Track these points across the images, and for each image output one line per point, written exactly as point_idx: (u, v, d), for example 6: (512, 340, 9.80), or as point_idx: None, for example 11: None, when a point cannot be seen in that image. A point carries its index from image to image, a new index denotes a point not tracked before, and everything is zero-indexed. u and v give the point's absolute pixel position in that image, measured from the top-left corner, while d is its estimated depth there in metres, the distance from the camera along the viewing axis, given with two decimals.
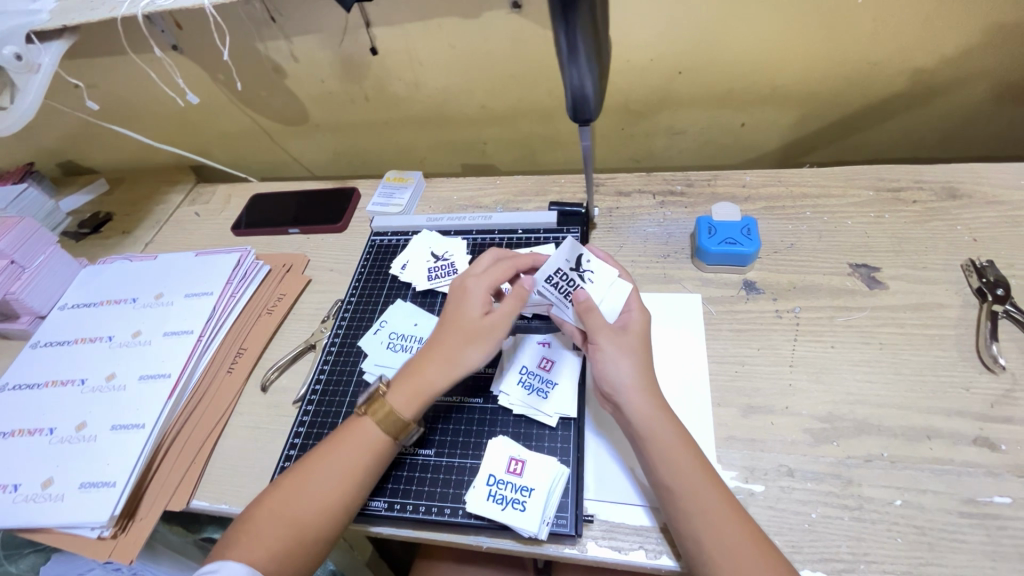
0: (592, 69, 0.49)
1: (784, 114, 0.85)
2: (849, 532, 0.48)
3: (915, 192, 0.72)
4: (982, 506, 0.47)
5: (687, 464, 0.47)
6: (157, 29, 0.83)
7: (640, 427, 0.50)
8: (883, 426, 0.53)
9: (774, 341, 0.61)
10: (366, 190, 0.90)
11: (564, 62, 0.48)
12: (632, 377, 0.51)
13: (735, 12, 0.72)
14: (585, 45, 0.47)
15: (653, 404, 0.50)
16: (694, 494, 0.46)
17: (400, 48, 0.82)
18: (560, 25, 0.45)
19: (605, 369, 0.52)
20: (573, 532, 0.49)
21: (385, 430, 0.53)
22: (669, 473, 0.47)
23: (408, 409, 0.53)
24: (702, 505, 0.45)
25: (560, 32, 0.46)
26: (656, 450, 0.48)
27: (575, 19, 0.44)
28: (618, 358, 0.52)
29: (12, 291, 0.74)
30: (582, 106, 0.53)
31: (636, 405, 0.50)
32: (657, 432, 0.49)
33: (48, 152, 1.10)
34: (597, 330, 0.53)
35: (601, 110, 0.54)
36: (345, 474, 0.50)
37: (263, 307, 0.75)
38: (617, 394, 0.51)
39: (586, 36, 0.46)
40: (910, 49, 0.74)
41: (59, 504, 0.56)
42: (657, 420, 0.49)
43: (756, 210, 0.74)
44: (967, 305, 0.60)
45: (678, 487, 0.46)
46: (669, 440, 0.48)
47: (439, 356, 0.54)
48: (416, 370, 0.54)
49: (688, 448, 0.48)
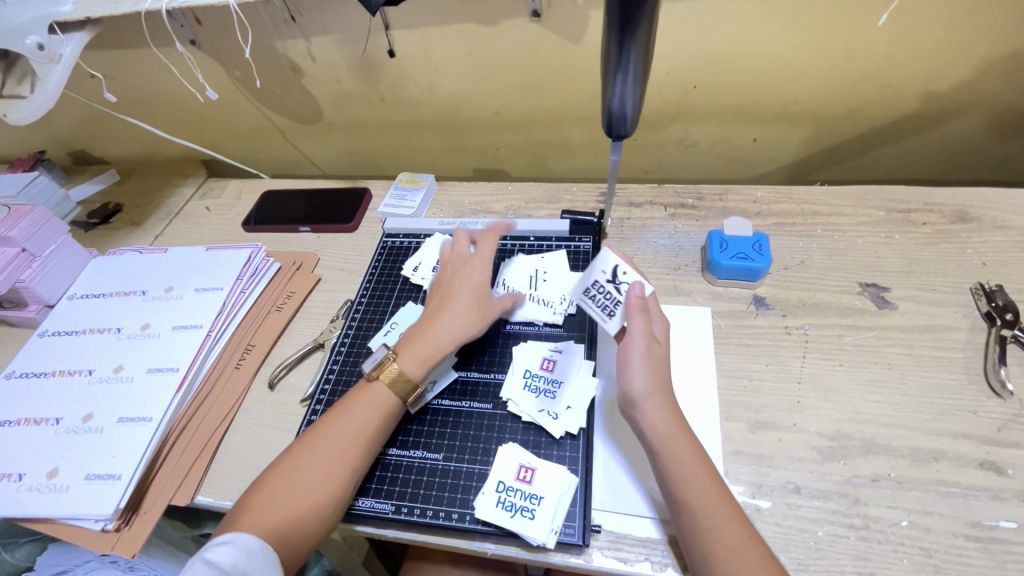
0: (635, 87, 0.50)
1: (796, 131, 0.86)
2: (856, 552, 0.48)
3: (925, 214, 0.72)
4: (988, 530, 0.48)
5: (702, 476, 0.48)
6: (177, 23, 0.83)
7: (656, 439, 0.50)
8: (891, 446, 0.53)
9: (782, 357, 0.61)
10: (378, 192, 0.90)
11: (611, 76, 0.49)
12: (650, 392, 0.51)
13: (754, 28, 0.73)
14: (635, 62, 0.47)
15: (670, 418, 0.50)
16: (706, 516, 0.46)
17: (418, 52, 0.82)
18: (615, 39, 0.45)
19: (630, 374, 0.52)
20: (580, 542, 0.49)
21: (394, 392, 0.55)
22: (682, 487, 0.47)
23: (420, 367, 0.56)
24: (714, 517, 0.46)
25: (613, 46, 0.46)
26: (671, 464, 0.48)
27: (631, 38, 0.45)
28: (646, 368, 0.52)
29: (22, 279, 0.74)
30: (618, 122, 0.53)
31: (654, 414, 0.50)
32: (677, 443, 0.49)
33: (60, 142, 1.10)
34: (633, 332, 0.53)
35: (636, 128, 0.54)
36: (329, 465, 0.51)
37: (272, 304, 0.75)
38: (634, 404, 0.51)
39: (637, 54, 0.47)
40: (923, 72, 0.75)
41: (64, 494, 0.56)
42: (672, 436, 0.49)
43: (767, 226, 0.75)
44: (975, 328, 0.61)
45: (691, 504, 0.46)
46: (685, 456, 0.49)
47: (435, 326, 0.58)
48: (427, 328, 0.58)
49: (703, 463, 0.49)
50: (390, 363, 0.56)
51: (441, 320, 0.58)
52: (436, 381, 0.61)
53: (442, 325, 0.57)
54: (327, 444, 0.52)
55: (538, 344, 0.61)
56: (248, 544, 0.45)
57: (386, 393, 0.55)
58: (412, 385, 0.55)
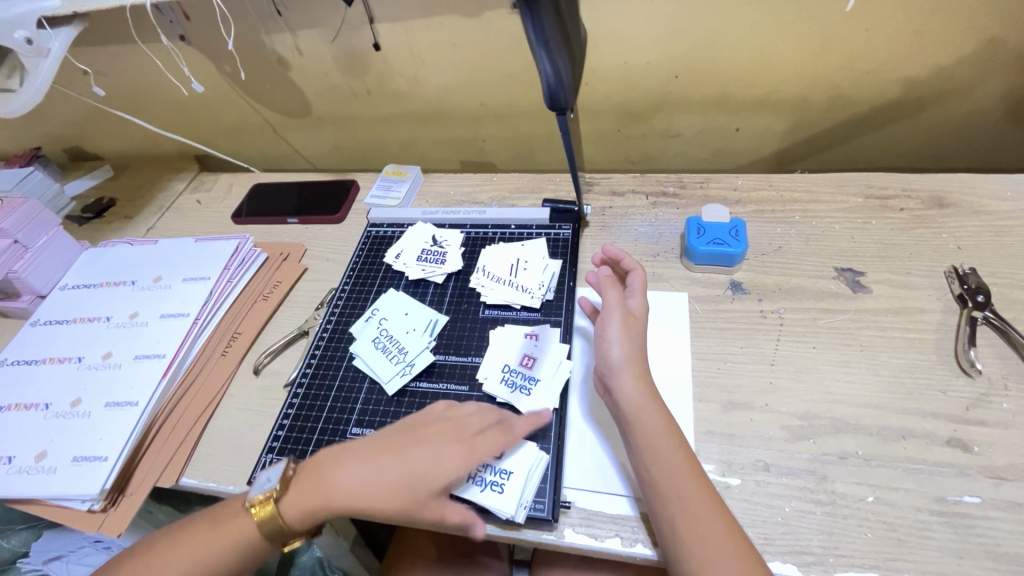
0: (562, 57, 0.53)
1: (777, 120, 0.86)
2: (821, 526, 0.48)
3: (902, 200, 0.73)
4: (953, 505, 0.48)
5: (671, 443, 0.49)
6: (165, 18, 0.85)
7: (628, 408, 0.51)
8: (859, 425, 0.54)
9: (757, 340, 0.62)
10: (365, 184, 0.91)
11: (535, 52, 0.51)
12: (627, 361, 0.53)
13: (731, 18, 0.74)
14: (552, 34, 0.50)
15: (641, 387, 0.52)
16: (675, 484, 0.47)
17: (402, 45, 0.83)
18: (528, 18, 0.49)
19: (608, 341, 0.55)
20: (549, 517, 0.50)
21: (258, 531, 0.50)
22: (652, 454, 0.49)
23: (298, 517, 0.50)
24: (682, 489, 0.47)
25: (528, 23, 0.49)
26: (641, 435, 0.50)
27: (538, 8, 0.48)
28: (625, 336, 0.55)
29: (15, 269, 0.75)
30: (557, 95, 0.55)
31: (624, 382, 0.52)
32: (645, 412, 0.51)
33: (56, 138, 1.12)
34: (610, 302, 0.57)
35: (576, 97, 0.57)
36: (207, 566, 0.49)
37: (258, 293, 0.76)
38: (610, 373, 0.54)
39: (549, 24, 0.50)
40: (900, 60, 0.75)
41: (52, 476, 0.58)
42: (643, 407, 0.51)
43: (746, 213, 0.75)
44: (948, 311, 0.61)
45: (660, 474, 0.48)
46: (655, 424, 0.50)
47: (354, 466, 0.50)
48: (331, 469, 0.50)
49: (672, 433, 0.50)
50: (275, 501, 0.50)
51: (353, 469, 0.50)
52: (414, 364, 0.62)
53: (344, 478, 0.49)
54: (208, 543, 0.50)
55: (516, 338, 0.62)
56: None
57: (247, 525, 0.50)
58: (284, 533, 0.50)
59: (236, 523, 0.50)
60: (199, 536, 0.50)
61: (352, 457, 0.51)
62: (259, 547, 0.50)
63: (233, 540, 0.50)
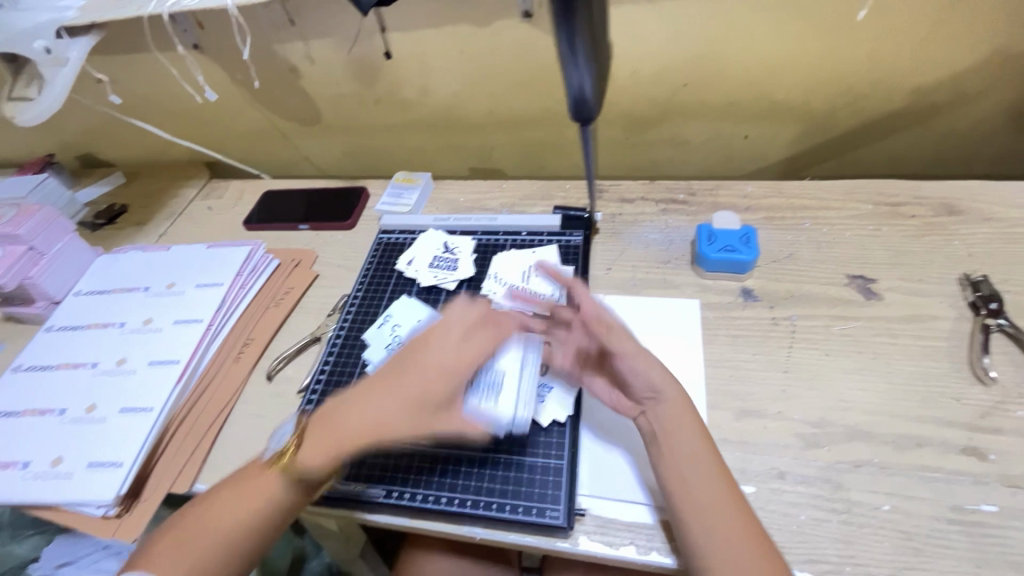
0: (591, 69, 0.51)
1: (786, 128, 0.87)
2: (837, 535, 0.48)
3: (913, 207, 0.73)
4: (969, 514, 0.48)
5: (705, 453, 0.49)
6: (180, 27, 0.86)
7: (667, 422, 0.51)
8: (873, 432, 0.54)
9: (769, 348, 0.62)
10: (375, 190, 0.92)
11: (565, 64, 0.50)
12: (662, 379, 0.52)
13: (741, 26, 0.74)
14: (584, 46, 0.49)
15: (681, 405, 0.51)
16: (710, 493, 0.47)
17: (413, 53, 0.84)
18: (561, 28, 0.47)
19: (640, 378, 0.52)
20: (564, 525, 0.50)
21: (283, 484, 0.51)
22: (691, 467, 0.48)
23: (315, 464, 0.49)
24: (716, 501, 0.47)
25: (561, 33, 0.48)
26: (683, 448, 0.49)
27: (573, 22, 0.47)
28: (650, 364, 0.52)
29: (30, 276, 0.76)
30: (583, 106, 0.54)
31: (668, 407, 0.51)
32: (688, 435, 0.50)
33: (69, 145, 1.13)
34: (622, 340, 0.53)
35: (601, 108, 0.56)
36: (239, 523, 0.50)
37: (270, 299, 0.77)
38: (646, 393, 0.52)
39: (583, 39, 0.48)
40: (909, 68, 0.76)
41: (67, 481, 0.58)
42: (681, 418, 0.51)
43: (756, 220, 0.76)
44: (961, 318, 0.61)
45: (695, 483, 0.48)
46: (692, 436, 0.50)
47: (364, 401, 0.51)
48: (335, 413, 0.51)
49: (708, 445, 0.50)
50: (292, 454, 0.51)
51: (365, 406, 0.51)
52: None
53: (351, 420, 0.50)
54: (237, 503, 0.51)
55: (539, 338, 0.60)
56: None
57: (274, 483, 0.52)
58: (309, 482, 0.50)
59: (260, 480, 0.52)
60: (229, 492, 0.52)
61: (355, 403, 0.51)
62: (288, 500, 0.52)
63: (261, 495, 0.51)
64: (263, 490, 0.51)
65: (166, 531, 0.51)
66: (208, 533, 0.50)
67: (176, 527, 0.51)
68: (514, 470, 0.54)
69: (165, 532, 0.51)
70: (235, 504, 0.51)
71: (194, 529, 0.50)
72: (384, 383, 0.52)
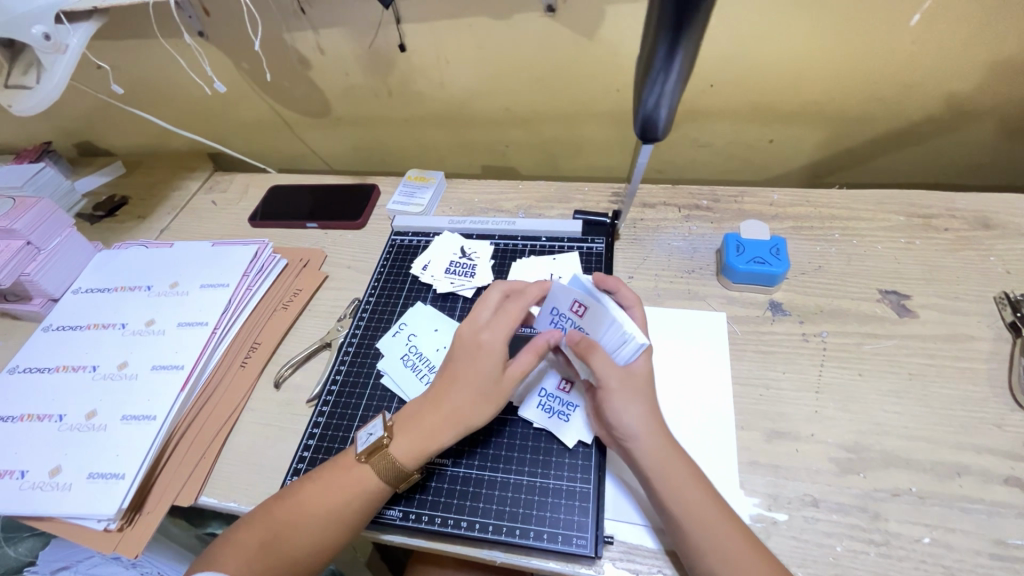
0: (675, 90, 0.47)
1: (814, 133, 0.84)
2: (875, 568, 0.46)
3: (946, 219, 0.70)
4: (1013, 549, 0.46)
5: (695, 494, 0.46)
6: (185, 14, 0.82)
7: (648, 465, 0.48)
8: (911, 459, 0.52)
9: (800, 365, 0.60)
10: (387, 188, 0.89)
11: (653, 77, 0.46)
12: (642, 422, 0.49)
13: (774, 27, 0.71)
14: (681, 65, 0.45)
15: (663, 445, 0.49)
16: (703, 534, 0.44)
17: (429, 46, 0.81)
18: (666, 38, 0.43)
19: (616, 417, 0.50)
20: (591, 553, 0.48)
21: (381, 479, 0.50)
22: (680, 512, 0.46)
23: (411, 462, 0.50)
24: (711, 542, 0.44)
25: (661, 43, 0.43)
26: (665, 488, 0.47)
27: (683, 37, 0.42)
28: (626, 403, 0.50)
29: (27, 271, 0.73)
30: (651, 125, 0.51)
31: (644, 450, 0.49)
32: (669, 477, 0.47)
33: (66, 132, 1.09)
34: (603, 373, 0.51)
35: (668, 132, 0.52)
36: (337, 520, 0.49)
37: (278, 301, 0.74)
38: (626, 437, 0.49)
39: (684, 58, 0.44)
40: (947, 74, 0.73)
41: (66, 493, 0.55)
42: (665, 459, 0.48)
43: (784, 229, 0.73)
44: (999, 339, 0.59)
45: (687, 524, 0.45)
46: (679, 476, 0.47)
47: (449, 402, 0.51)
48: (423, 416, 0.51)
49: (698, 483, 0.47)
50: (384, 447, 0.50)
51: (441, 408, 0.51)
52: None
53: (443, 420, 0.51)
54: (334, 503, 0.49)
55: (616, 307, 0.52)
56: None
57: (371, 479, 0.50)
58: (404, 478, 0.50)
59: (353, 472, 0.51)
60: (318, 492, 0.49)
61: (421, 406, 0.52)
62: (389, 492, 0.51)
63: (356, 486, 0.50)
64: (359, 482, 0.50)
65: (245, 534, 0.48)
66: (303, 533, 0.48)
67: (261, 529, 0.48)
68: (538, 493, 0.52)
69: (246, 533, 0.48)
70: (329, 504, 0.49)
71: (284, 530, 0.48)
72: (454, 379, 0.52)
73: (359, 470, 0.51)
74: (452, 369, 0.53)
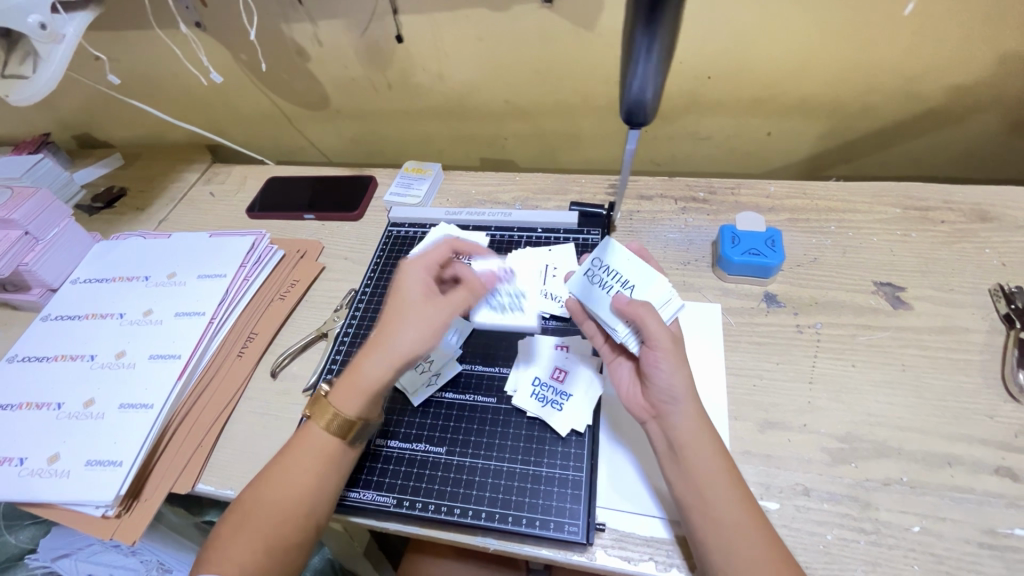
0: (659, 74, 0.47)
1: (811, 125, 0.84)
2: (865, 557, 0.47)
3: (943, 212, 0.70)
4: (1002, 538, 0.46)
5: (721, 472, 0.46)
6: (182, 4, 0.82)
7: (684, 436, 0.47)
8: (903, 449, 0.52)
9: (794, 356, 0.60)
10: (384, 180, 0.89)
11: (634, 58, 0.45)
12: (683, 391, 0.48)
13: (772, 18, 0.71)
14: (661, 45, 0.44)
15: (697, 416, 0.48)
16: (729, 512, 0.44)
17: (426, 37, 0.80)
18: (643, 16, 0.42)
19: (660, 379, 0.49)
20: (583, 540, 0.48)
21: (330, 432, 0.51)
22: (708, 485, 0.46)
23: (349, 406, 0.51)
24: (735, 519, 0.44)
25: (640, 25, 0.43)
26: (697, 460, 0.47)
27: (660, 14, 0.42)
28: (674, 367, 0.48)
29: (25, 262, 0.73)
30: (636, 111, 0.49)
31: (681, 416, 0.48)
32: (701, 451, 0.47)
33: (65, 124, 1.10)
34: (656, 332, 0.48)
35: (654, 118, 0.51)
36: (299, 482, 0.50)
37: (275, 292, 0.74)
38: (665, 404, 0.49)
39: (663, 36, 0.43)
40: (946, 66, 0.72)
41: (65, 480, 0.56)
42: (699, 433, 0.47)
43: (780, 222, 0.73)
44: (993, 331, 0.59)
45: (714, 501, 0.45)
46: (708, 453, 0.47)
47: (382, 343, 0.51)
48: (358, 362, 0.52)
49: (724, 460, 0.47)
50: (323, 399, 0.52)
51: (374, 351, 0.51)
52: (440, 374, 0.60)
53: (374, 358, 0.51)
54: (292, 466, 0.50)
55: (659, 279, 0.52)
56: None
57: (319, 432, 0.51)
58: (352, 425, 0.51)
59: (306, 436, 0.52)
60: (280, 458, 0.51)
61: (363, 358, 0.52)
62: (340, 443, 0.51)
63: (308, 447, 0.51)
64: (316, 445, 0.51)
65: (224, 522, 0.49)
66: (270, 500, 0.49)
67: (239, 505, 0.50)
68: (531, 481, 0.52)
69: (228, 516, 0.49)
70: (287, 467, 0.50)
71: (256, 503, 0.49)
72: (383, 323, 0.52)
73: (309, 428, 0.52)
74: (382, 320, 0.53)
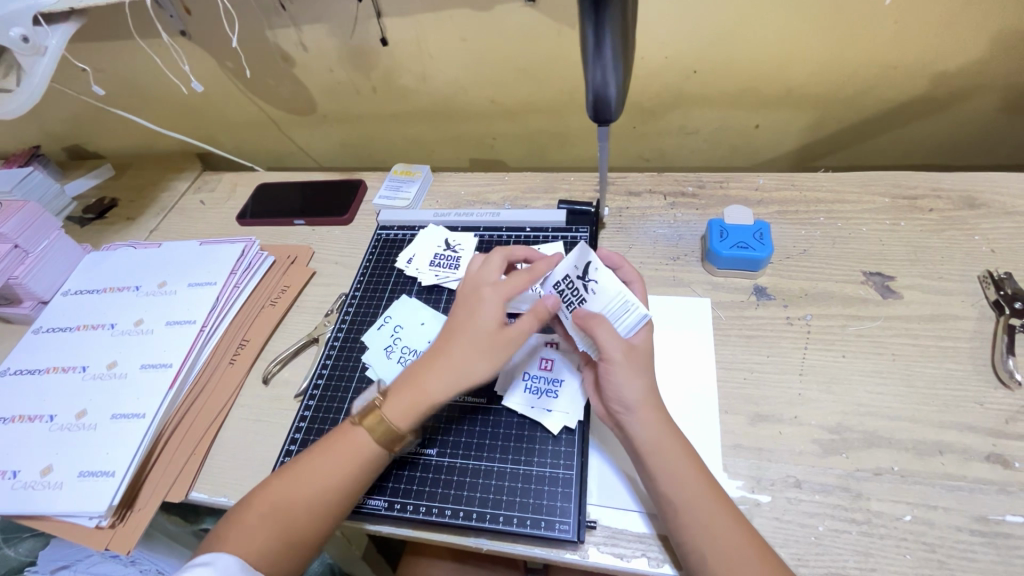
0: (616, 70, 0.47)
1: (799, 117, 0.84)
2: (857, 547, 0.47)
3: (931, 200, 0.70)
4: (994, 525, 0.46)
5: (689, 470, 0.47)
6: (166, 13, 0.82)
7: (644, 442, 0.48)
8: (894, 438, 0.52)
9: (784, 349, 0.60)
10: (373, 183, 0.89)
11: (588, 58, 0.47)
12: (643, 398, 0.49)
13: (755, 12, 0.71)
14: (614, 44, 0.45)
15: (660, 421, 0.49)
16: (701, 509, 0.45)
17: (410, 39, 0.80)
18: (589, 20, 0.43)
19: (615, 390, 0.50)
20: (574, 538, 0.48)
21: (376, 440, 0.51)
22: (675, 487, 0.46)
23: (405, 420, 0.50)
24: (710, 521, 0.44)
25: (588, 29, 0.44)
26: (663, 466, 0.47)
27: (605, 17, 0.42)
28: (629, 378, 0.49)
29: (16, 275, 0.73)
30: (602, 106, 0.51)
31: (638, 424, 0.49)
32: (666, 452, 0.47)
33: (55, 136, 1.10)
34: (607, 344, 0.50)
35: (623, 110, 0.53)
36: (331, 486, 0.49)
37: (266, 298, 0.74)
38: (624, 412, 0.50)
39: (614, 36, 0.44)
40: (932, 55, 0.72)
41: (58, 492, 0.56)
42: (662, 435, 0.48)
43: (769, 214, 0.73)
44: (983, 318, 0.59)
45: (685, 501, 0.45)
46: (674, 453, 0.47)
47: (442, 359, 0.51)
48: (417, 375, 0.51)
49: (694, 463, 0.47)
50: (378, 410, 0.51)
51: (433, 369, 0.51)
52: None
53: (439, 378, 0.50)
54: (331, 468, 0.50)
55: (616, 287, 0.51)
56: (227, 563, 0.44)
57: (369, 442, 0.51)
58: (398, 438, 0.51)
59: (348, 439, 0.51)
60: (317, 455, 0.51)
61: (443, 364, 0.51)
62: (383, 452, 0.51)
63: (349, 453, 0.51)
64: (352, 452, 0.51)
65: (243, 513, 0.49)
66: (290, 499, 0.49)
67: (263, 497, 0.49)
68: (522, 480, 0.52)
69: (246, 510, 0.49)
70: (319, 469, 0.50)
71: (283, 500, 0.49)
72: (454, 338, 0.52)
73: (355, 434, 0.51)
74: (449, 328, 0.53)
